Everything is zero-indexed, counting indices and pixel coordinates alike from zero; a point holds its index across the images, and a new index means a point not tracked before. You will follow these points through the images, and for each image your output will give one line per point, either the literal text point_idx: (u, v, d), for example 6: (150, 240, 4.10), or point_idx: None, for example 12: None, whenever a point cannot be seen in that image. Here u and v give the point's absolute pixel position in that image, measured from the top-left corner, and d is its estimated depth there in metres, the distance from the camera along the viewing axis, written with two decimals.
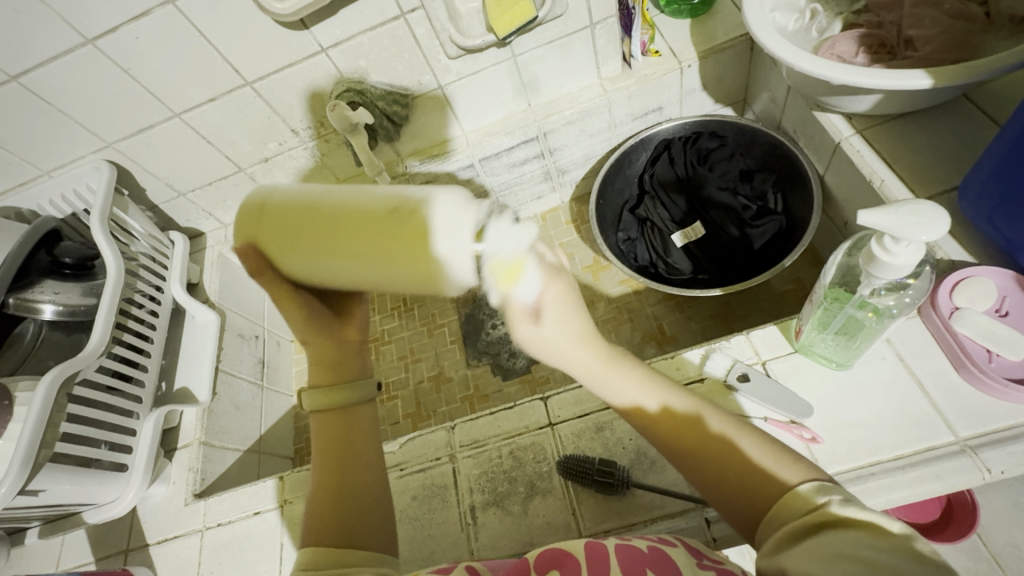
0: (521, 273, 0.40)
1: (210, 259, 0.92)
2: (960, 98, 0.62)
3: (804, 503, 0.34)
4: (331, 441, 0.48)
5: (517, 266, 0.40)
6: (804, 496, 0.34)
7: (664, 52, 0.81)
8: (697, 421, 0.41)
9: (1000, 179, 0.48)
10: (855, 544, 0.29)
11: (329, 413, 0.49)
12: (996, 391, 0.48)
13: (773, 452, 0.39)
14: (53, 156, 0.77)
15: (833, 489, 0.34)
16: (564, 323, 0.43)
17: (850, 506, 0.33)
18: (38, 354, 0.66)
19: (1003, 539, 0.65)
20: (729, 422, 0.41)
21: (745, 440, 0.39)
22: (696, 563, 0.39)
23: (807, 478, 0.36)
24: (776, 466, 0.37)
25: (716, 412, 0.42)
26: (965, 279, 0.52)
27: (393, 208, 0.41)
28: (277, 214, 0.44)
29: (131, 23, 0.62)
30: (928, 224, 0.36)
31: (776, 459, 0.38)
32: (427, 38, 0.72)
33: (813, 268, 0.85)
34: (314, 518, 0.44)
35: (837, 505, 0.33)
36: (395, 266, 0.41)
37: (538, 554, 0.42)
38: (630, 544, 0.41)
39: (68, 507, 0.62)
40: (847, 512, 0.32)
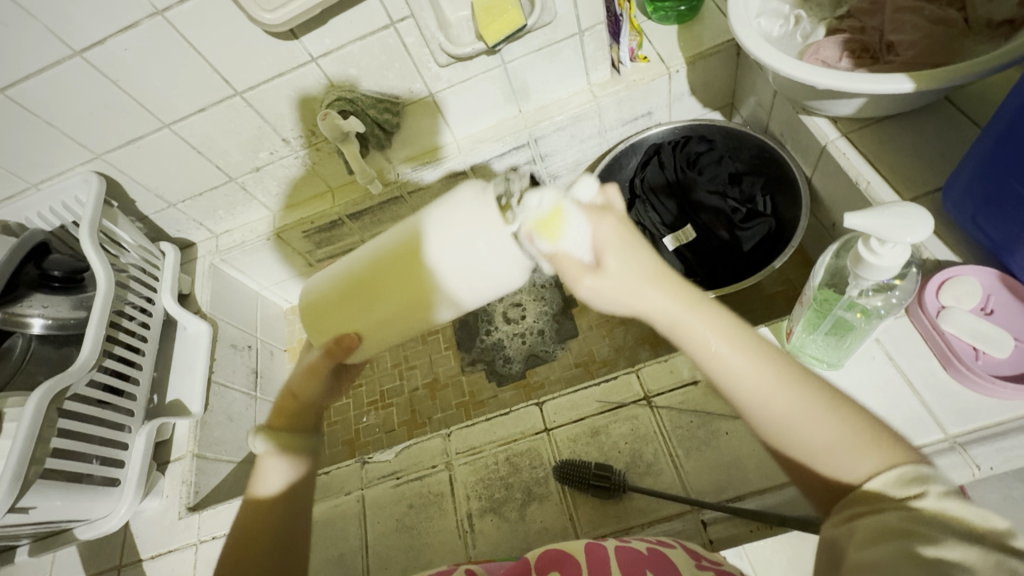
0: (562, 220, 0.41)
1: (202, 269, 0.91)
2: (942, 101, 0.63)
3: (883, 493, 0.32)
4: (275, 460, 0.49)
5: (557, 213, 0.41)
6: (895, 484, 0.32)
7: (652, 58, 0.82)
8: (777, 391, 0.37)
9: (985, 180, 0.49)
10: (924, 526, 0.29)
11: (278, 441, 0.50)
12: (985, 389, 0.49)
13: (866, 431, 0.35)
14: (40, 168, 0.76)
15: (930, 480, 0.31)
16: (627, 261, 0.41)
17: (946, 498, 0.30)
18: (26, 369, 0.65)
19: None
20: (819, 397, 0.37)
21: (828, 411, 0.36)
22: (695, 565, 0.39)
23: (893, 465, 0.33)
24: (859, 450, 0.34)
25: (786, 396, 0.37)
26: (951, 278, 0.52)
27: (395, 252, 0.45)
28: (315, 321, 0.49)
29: (119, 35, 0.62)
30: (913, 226, 0.37)
31: (870, 440, 0.34)
32: (417, 47, 0.72)
33: (803, 270, 0.86)
34: (248, 514, 0.47)
35: (932, 497, 0.30)
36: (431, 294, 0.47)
37: (538, 555, 0.42)
38: (627, 546, 0.41)
39: (59, 524, 0.61)
40: (940, 505, 0.30)
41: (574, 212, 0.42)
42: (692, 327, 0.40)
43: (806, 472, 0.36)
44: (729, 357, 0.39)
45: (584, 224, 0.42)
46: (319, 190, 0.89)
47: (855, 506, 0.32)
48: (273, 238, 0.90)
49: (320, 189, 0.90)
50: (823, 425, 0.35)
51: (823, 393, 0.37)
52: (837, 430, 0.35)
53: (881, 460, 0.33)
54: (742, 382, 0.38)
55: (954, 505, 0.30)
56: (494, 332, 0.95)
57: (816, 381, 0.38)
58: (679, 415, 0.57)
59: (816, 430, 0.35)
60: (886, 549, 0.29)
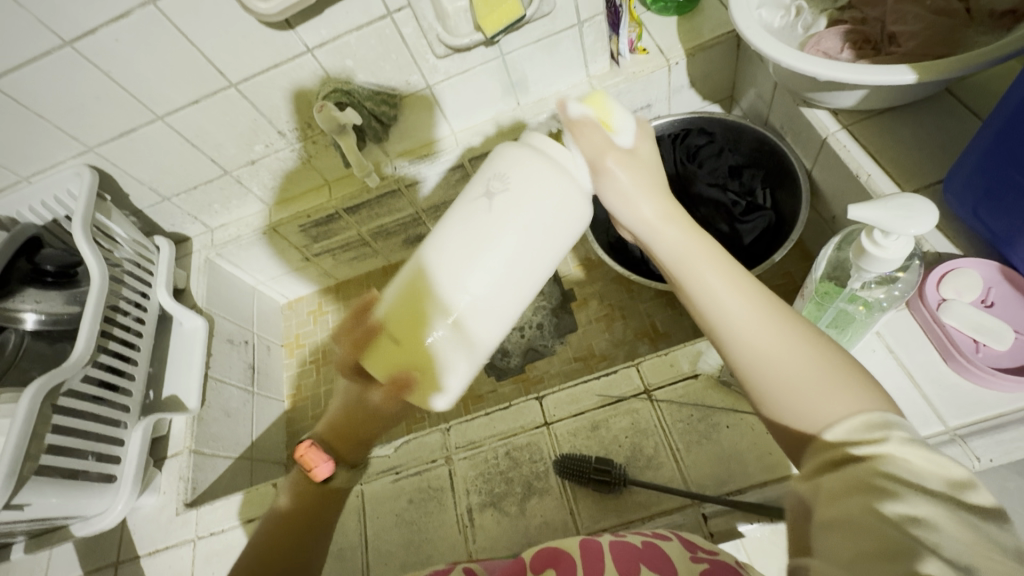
0: (613, 119, 0.45)
1: (197, 264, 0.90)
2: (943, 93, 0.63)
3: (845, 441, 0.31)
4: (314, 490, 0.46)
5: (609, 113, 0.46)
6: (859, 429, 0.31)
7: (652, 50, 0.81)
8: (758, 319, 0.37)
9: (986, 172, 0.49)
10: (886, 477, 0.28)
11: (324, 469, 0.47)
12: (986, 381, 0.48)
13: (842, 373, 0.34)
14: (31, 160, 0.74)
15: (895, 425, 0.30)
16: (647, 167, 0.46)
17: (909, 444, 0.29)
18: (19, 365, 0.65)
19: None
20: (801, 335, 0.36)
21: (808, 346, 0.35)
22: (689, 557, 0.38)
23: (860, 410, 0.32)
24: (831, 391, 0.33)
25: (766, 325, 0.36)
26: (952, 270, 0.52)
27: (455, 237, 0.44)
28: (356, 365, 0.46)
29: (111, 25, 0.61)
30: (917, 218, 0.36)
31: (844, 382, 0.33)
32: (414, 37, 0.71)
33: (802, 263, 0.85)
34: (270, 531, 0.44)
35: (895, 443, 0.29)
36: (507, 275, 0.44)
37: (533, 553, 0.42)
38: (624, 540, 0.41)
39: (54, 521, 0.61)
40: (905, 453, 0.29)
41: (619, 107, 0.46)
42: (687, 259, 0.41)
43: (773, 405, 0.35)
44: (717, 283, 0.39)
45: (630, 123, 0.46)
46: (315, 183, 0.88)
47: (821, 461, 0.31)
48: (269, 232, 0.89)
49: (316, 182, 0.89)
50: (798, 355, 0.35)
51: (803, 330, 0.36)
52: (808, 366, 0.34)
53: (851, 403, 0.32)
54: (730, 306, 0.38)
55: (919, 453, 0.28)
56: None
57: (797, 320, 0.37)
58: (678, 409, 0.57)
59: (791, 361, 0.35)
60: (851, 503, 0.28)
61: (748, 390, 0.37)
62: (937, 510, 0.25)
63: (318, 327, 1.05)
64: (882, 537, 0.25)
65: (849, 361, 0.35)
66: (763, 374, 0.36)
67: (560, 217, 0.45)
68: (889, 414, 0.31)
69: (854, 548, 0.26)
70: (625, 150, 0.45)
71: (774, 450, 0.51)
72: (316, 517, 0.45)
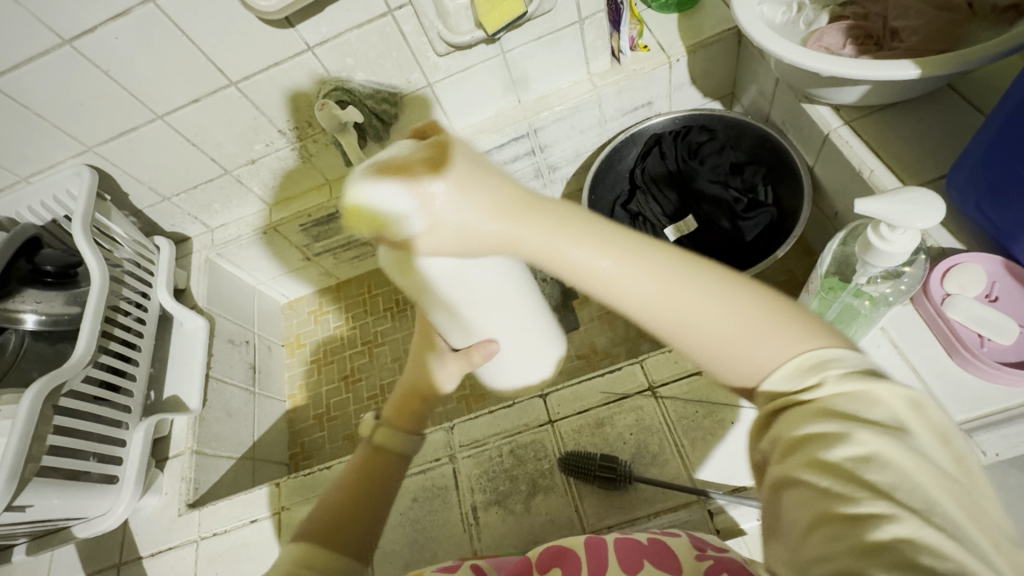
0: (393, 210, 0.34)
1: (197, 264, 0.90)
2: (945, 88, 0.63)
3: (785, 390, 0.29)
4: (375, 474, 0.44)
5: (388, 209, 0.35)
6: (794, 375, 0.29)
7: (653, 47, 0.81)
8: (663, 291, 0.31)
9: (990, 167, 0.49)
10: (830, 425, 0.27)
11: (377, 451, 0.45)
12: (990, 375, 0.48)
13: (766, 313, 0.31)
14: (28, 160, 0.74)
15: (831, 361, 0.29)
16: (473, 200, 0.33)
17: (846, 380, 0.28)
18: (20, 365, 0.64)
19: None
20: (712, 285, 0.31)
21: (722, 304, 0.31)
22: (695, 556, 0.37)
23: (794, 351, 0.30)
24: (753, 345, 0.30)
25: (673, 300, 0.31)
26: (956, 265, 0.52)
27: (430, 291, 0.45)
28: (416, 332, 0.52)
29: (110, 23, 0.61)
30: (925, 212, 0.36)
31: (770, 325, 0.31)
32: (415, 35, 0.71)
33: (804, 261, 0.85)
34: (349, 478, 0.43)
35: (832, 383, 0.28)
36: (494, 295, 0.48)
37: (539, 553, 0.42)
38: (629, 537, 0.41)
39: (56, 522, 0.60)
40: (845, 391, 0.27)
41: (393, 189, 0.34)
42: (557, 256, 0.32)
43: (708, 365, 0.32)
44: (607, 264, 0.32)
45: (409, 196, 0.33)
46: (315, 182, 0.88)
47: (764, 415, 0.30)
48: (269, 231, 0.89)
49: (317, 181, 0.89)
50: (714, 318, 0.31)
51: (715, 279, 0.32)
52: (730, 328, 0.31)
53: (782, 349, 0.30)
54: (632, 291, 0.32)
55: (860, 386, 0.27)
56: None
57: (701, 271, 0.32)
58: (683, 405, 0.57)
59: (708, 327, 0.31)
60: (796, 459, 0.27)
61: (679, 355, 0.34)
62: (887, 442, 0.26)
63: (318, 326, 1.05)
64: (840, 500, 0.25)
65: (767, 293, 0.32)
66: (686, 346, 0.32)
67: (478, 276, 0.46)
68: (821, 346, 0.30)
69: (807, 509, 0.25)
70: (427, 230, 0.34)
71: None
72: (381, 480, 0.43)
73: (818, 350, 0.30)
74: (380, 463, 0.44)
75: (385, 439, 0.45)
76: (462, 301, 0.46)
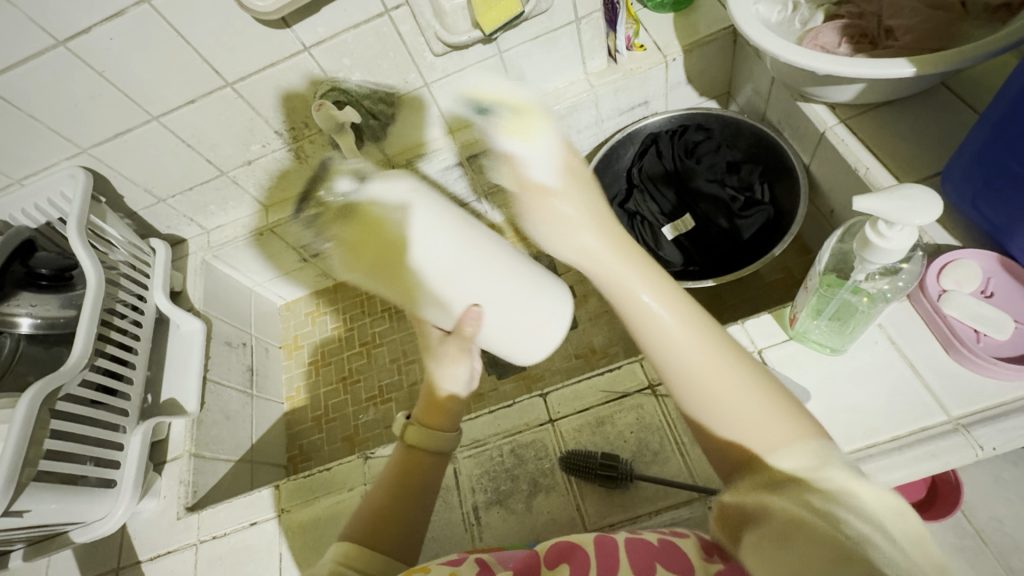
0: (529, 136, 0.54)
1: (193, 266, 0.89)
2: (939, 86, 0.64)
3: (789, 466, 0.34)
4: (414, 473, 0.48)
5: (530, 133, 0.54)
6: (800, 458, 0.35)
7: (649, 47, 0.81)
8: (700, 353, 0.40)
9: (984, 164, 0.50)
10: (825, 493, 0.31)
11: (415, 452, 0.49)
12: (987, 370, 0.49)
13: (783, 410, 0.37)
14: (22, 163, 0.73)
15: (834, 456, 0.34)
16: (575, 208, 0.51)
17: (846, 476, 0.32)
18: (15, 369, 0.63)
19: (986, 514, 0.64)
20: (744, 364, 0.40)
21: (748, 380, 0.39)
22: (703, 558, 0.38)
23: (799, 441, 0.35)
24: (766, 427, 0.37)
25: (706, 353, 0.40)
26: (952, 261, 0.53)
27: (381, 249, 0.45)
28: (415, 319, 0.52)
29: (105, 24, 0.60)
30: (922, 208, 0.36)
31: (782, 416, 0.37)
32: (412, 35, 0.71)
33: (800, 258, 0.86)
34: (393, 477, 0.48)
35: (836, 474, 0.33)
36: (463, 246, 0.47)
37: (548, 547, 0.42)
38: (638, 537, 0.41)
39: (54, 527, 0.60)
40: (846, 483, 0.32)
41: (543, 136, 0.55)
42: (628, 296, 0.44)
43: (718, 425, 0.39)
44: (665, 316, 0.42)
45: (544, 150, 0.54)
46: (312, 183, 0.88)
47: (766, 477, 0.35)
48: (267, 232, 0.89)
49: None
50: (733, 381, 0.39)
51: (746, 367, 0.40)
52: (748, 404, 0.38)
53: (791, 440, 0.36)
54: (676, 351, 0.41)
55: (859, 482, 0.32)
56: None
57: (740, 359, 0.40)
58: None
59: (728, 386, 0.39)
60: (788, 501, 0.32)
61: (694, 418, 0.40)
62: (872, 517, 0.29)
63: (315, 328, 1.04)
64: (831, 539, 0.28)
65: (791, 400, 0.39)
66: (706, 400, 0.39)
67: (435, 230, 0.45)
68: (823, 444, 0.35)
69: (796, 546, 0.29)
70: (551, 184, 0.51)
71: None
72: (417, 483, 0.48)
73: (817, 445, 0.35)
74: (418, 463, 0.49)
75: (417, 440, 0.49)
76: (427, 255, 0.45)
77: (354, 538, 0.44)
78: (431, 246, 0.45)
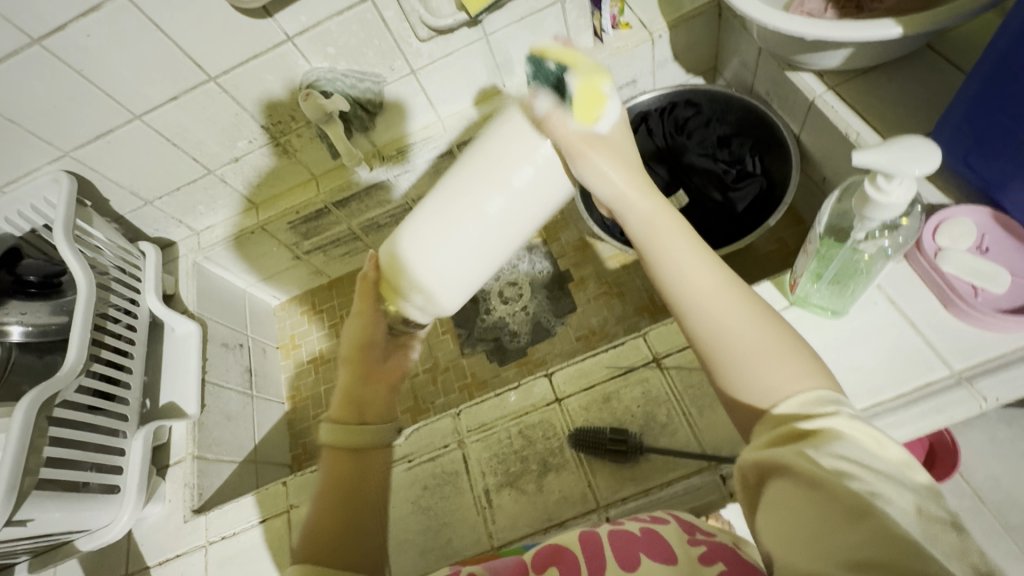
0: (600, 104, 0.41)
1: (185, 268, 0.87)
2: (925, 49, 0.64)
3: (798, 412, 0.34)
4: (342, 477, 0.46)
5: (599, 99, 0.41)
6: (808, 404, 0.34)
7: (634, 25, 0.81)
8: (720, 298, 0.39)
9: (974, 120, 0.50)
10: (828, 433, 0.32)
11: (340, 453, 0.48)
12: (985, 323, 0.49)
13: (789, 347, 0.37)
14: (3, 170, 0.71)
15: (841, 403, 0.34)
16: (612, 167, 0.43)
17: (853, 420, 0.33)
18: (9, 378, 0.62)
19: (982, 473, 0.71)
20: (754, 312, 0.39)
21: (762, 326, 0.38)
22: (687, 540, 0.38)
23: (810, 386, 0.35)
24: (773, 371, 0.36)
25: (724, 305, 0.39)
26: (946, 219, 0.53)
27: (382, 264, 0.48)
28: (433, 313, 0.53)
29: (81, 19, 0.59)
30: (921, 158, 0.36)
31: (788, 361, 0.37)
32: (396, 21, 0.70)
33: (794, 229, 0.86)
34: (334, 471, 0.47)
35: (842, 417, 0.33)
36: (432, 218, 0.46)
37: (533, 553, 0.41)
38: (621, 529, 0.41)
39: (58, 536, 0.59)
40: (849, 423, 0.32)
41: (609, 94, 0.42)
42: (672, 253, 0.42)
43: (734, 376, 0.38)
44: (689, 272, 0.41)
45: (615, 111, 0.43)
46: (302, 178, 0.86)
47: (776, 423, 0.34)
48: (257, 231, 0.87)
49: (302, 176, 0.87)
50: (753, 332, 0.38)
51: (761, 315, 0.39)
52: (760, 351, 0.37)
53: (796, 378, 0.36)
54: (686, 291, 0.40)
55: (859, 426, 0.32)
56: (493, 312, 0.93)
57: (760, 314, 0.39)
58: (688, 373, 0.57)
59: (748, 335, 0.38)
60: (793, 446, 0.32)
61: (721, 371, 0.39)
62: (875, 464, 0.30)
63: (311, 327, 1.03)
64: (831, 485, 0.29)
65: (803, 349, 0.38)
66: (724, 348, 0.38)
67: (420, 210, 0.47)
68: (829, 390, 0.35)
69: (797, 492, 0.30)
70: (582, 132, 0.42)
71: None
72: (353, 480, 0.47)
73: (820, 390, 0.35)
74: (344, 468, 0.47)
75: (345, 439, 0.48)
76: (411, 244, 0.46)
77: (306, 554, 0.42)
78: (412, 239, 0.46)
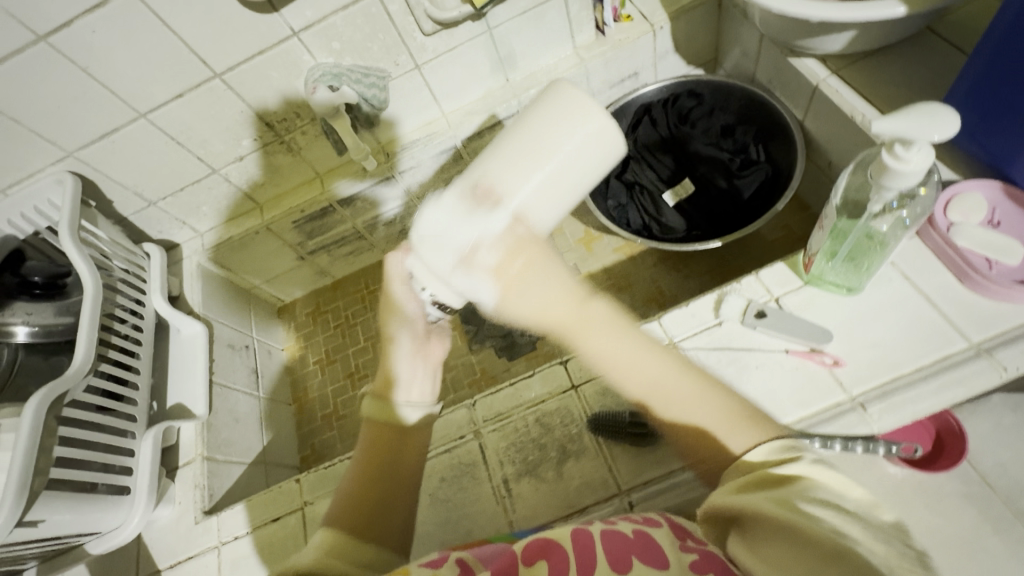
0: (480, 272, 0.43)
1: (189, 269, 0.86)
2: (926, 32, 0.65)
3: (767, 462, 0.36)
4: (380, 459, 0.49)
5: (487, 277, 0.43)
6: (775, 454, 0.36)
7: (635, 17, 0.82)
8: (670, 386, 0.41)
9: (982, 95, 0.51)
10: (795, 483, 0.33)
11: (380, 431, 0.50)
12: (1001, 295, 0.50)
13: (740, 413, 0.40)
14: (5, 172, 0.70)
15: (802, 448, 0.36)
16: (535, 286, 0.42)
17: (815, 465, 0.35)
18: (15, 381, 0.62)
19: (991, 460, 0.71)
20: (702, 383, 0.41)
21: (710, 395, 0.41)
22: (676, 547, 0.37)
23: (764, 440, 0.38)
24: (732, 433, 0.39)
25: (672, 389, 0.40)
26: (957, 195, 0.54)
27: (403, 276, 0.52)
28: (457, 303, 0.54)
29: (87, 16, 0.59)
30: (941, 124, 0.37)
31: (740, 422, 0.39)
32: (401, 15, 0.70)
33: (800, 216, 0.87)
34: (371, 449, 0.49)
35: (807, 462, 0.35)
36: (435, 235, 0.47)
37: (524, 545, 0.39)
38: (613, 530, 0.39)
39: (68, 540, 0.58)
40: (813, 469, 0.34)
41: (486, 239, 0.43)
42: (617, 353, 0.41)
43: (699, 447, 0.40)
44: (636, 367, 0.41)
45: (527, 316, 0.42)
46: (306, 176, 0.86)
47: (744, 477, 0.36)
48: (262, 231, 0.87)
49: (307, 175, 0.86)
50: (706, 404, 0.40)
51: (710, 383, 0.41)
52: (717, 417, 0.40)
53: (750, 437, 0.39)
54: (632, 382, 0.41)
55: (823, 471, 0.34)
56: None
57: (707, 383, 0.41)
58: (707, 354, 0.55)
59: (700, 410, 0.40)
60: (759, 494, 0.34)
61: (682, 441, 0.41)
62: (843, 509, 0.31)
63: (316, 328, 1.02)
64: (797, 528, 0.30)
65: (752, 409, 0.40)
66: (681, 425, 0.40)
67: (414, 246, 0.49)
68: (786, 438, 0.38)
69: (768, 538, 0.31)
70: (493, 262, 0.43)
71: (805, 385, 0.51)
72: (388, 460, 0.49)
73: (778, 441, 0.37)
74: (385, 446, 0.50)
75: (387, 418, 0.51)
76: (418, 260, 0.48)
77: (342, 525, 0.45)
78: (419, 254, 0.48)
